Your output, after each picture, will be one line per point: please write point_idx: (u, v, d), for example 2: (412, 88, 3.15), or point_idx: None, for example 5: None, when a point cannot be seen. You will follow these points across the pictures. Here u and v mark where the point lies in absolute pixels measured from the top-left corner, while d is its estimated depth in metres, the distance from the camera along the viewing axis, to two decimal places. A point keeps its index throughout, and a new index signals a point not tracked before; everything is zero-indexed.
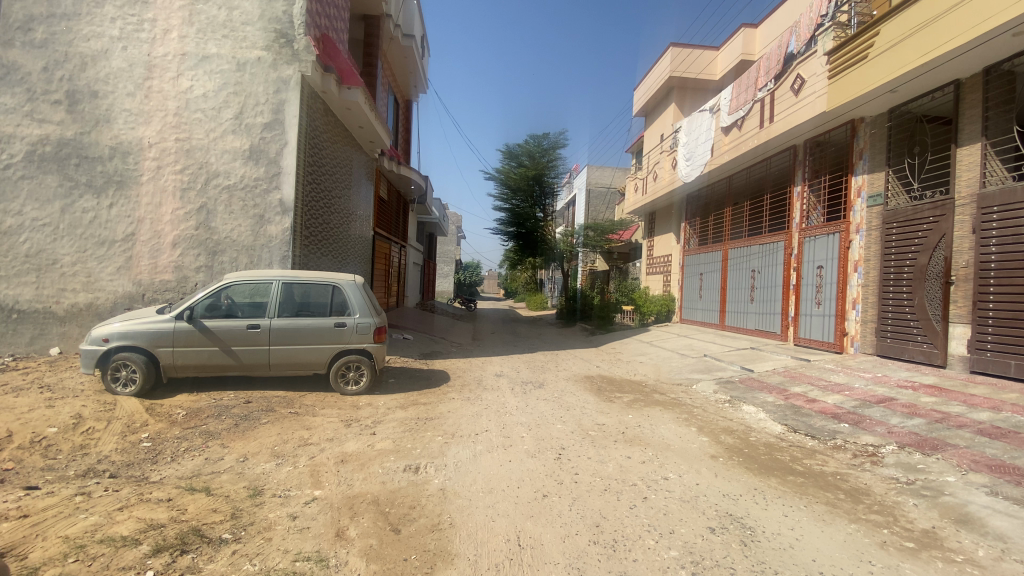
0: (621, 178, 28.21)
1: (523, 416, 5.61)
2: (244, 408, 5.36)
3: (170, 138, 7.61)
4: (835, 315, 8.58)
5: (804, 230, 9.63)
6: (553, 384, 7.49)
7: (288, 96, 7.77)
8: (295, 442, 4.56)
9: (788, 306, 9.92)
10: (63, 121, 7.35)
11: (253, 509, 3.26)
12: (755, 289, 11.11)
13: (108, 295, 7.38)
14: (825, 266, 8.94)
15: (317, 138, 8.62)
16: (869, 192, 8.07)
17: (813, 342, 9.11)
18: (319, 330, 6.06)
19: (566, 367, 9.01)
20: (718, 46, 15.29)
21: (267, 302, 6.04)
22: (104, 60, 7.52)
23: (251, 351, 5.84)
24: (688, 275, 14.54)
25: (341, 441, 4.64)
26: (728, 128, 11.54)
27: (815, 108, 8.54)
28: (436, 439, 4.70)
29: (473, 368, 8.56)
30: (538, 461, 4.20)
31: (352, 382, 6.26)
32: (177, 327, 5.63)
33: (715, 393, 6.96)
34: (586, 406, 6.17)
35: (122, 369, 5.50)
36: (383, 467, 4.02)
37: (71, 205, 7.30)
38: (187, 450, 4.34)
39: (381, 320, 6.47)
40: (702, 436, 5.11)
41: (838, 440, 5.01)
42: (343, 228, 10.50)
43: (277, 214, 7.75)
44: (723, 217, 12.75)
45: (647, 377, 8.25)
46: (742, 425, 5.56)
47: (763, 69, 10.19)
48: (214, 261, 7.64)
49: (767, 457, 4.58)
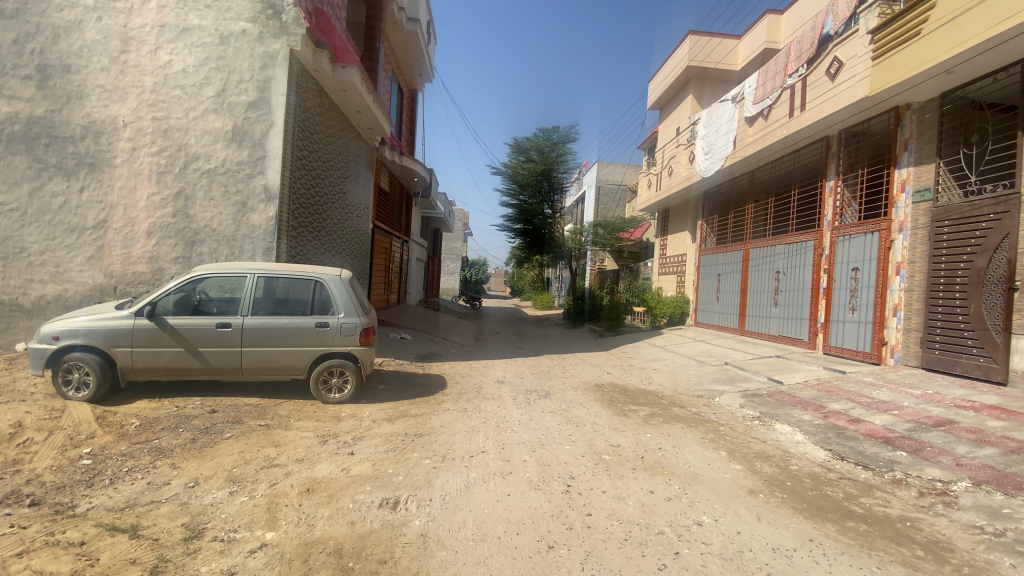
0: (633, 175, 27.33)
1: (526, 433, 4.89)
2: (206, 418, 4.69)
3: (146, 117, 6.97)
4: (873, 322, 7.78)
5: (837, 229, 8.81)
6: (560, 394, 6.75)
7: (275, 73, 7.11)
8: (258, 464, 3.89)
9: (817, 311, 9.13)
10: (33, 98, 6.74)
11: (182, 561, 2.60)
12: (779, 292, 10.31)
13: (77, 287, 6.76)
14: (861, 268, 8.14)
15: (309, 120, 7.93)
16: (915, 187, 7.25)
17: (846, 351, 8.32)
18: (298, 331, 5.38)
19: (574, 374, 8.26)
20: (739, 34, 14.44)
21: (241, 298, 5.36)
22: (77, 32, 6.88)
23: (220, 354, 5.19)
24: (704, 276, 13.75)
25: (312, 462, 3.96)
26: (752, 119, 10.74)
27: (854, 93, 7.75)
28: (423, 463, 4.00)
29: (473, 374, 7.86)
30: (542, 496, 3.49)
31: (335, 390, 5.59)
32: (137, 325, 4.99)
33: (741, 408, 6.23)
34: (597, 421, 5.44)
35: (75, 371, 4.86)
36: (354, 500, 3.31)
37: (40, 188, 6.70)
38: (129, 471, 3.66)
39: (369, 321, 5.77)
40: (735, 463, 4.39)
41: (898, 474, 4.28)
42: (339, 220, 9.85)
43: (260, 202, 7.09)
44: (744, 215, 11.95)
45: (664, 387, 7.49)
46: (780, 451, 4.81)
47: (794, 54, 9.40)
48: (192, 251, 6.98)
49: (816, 493, 3.88)
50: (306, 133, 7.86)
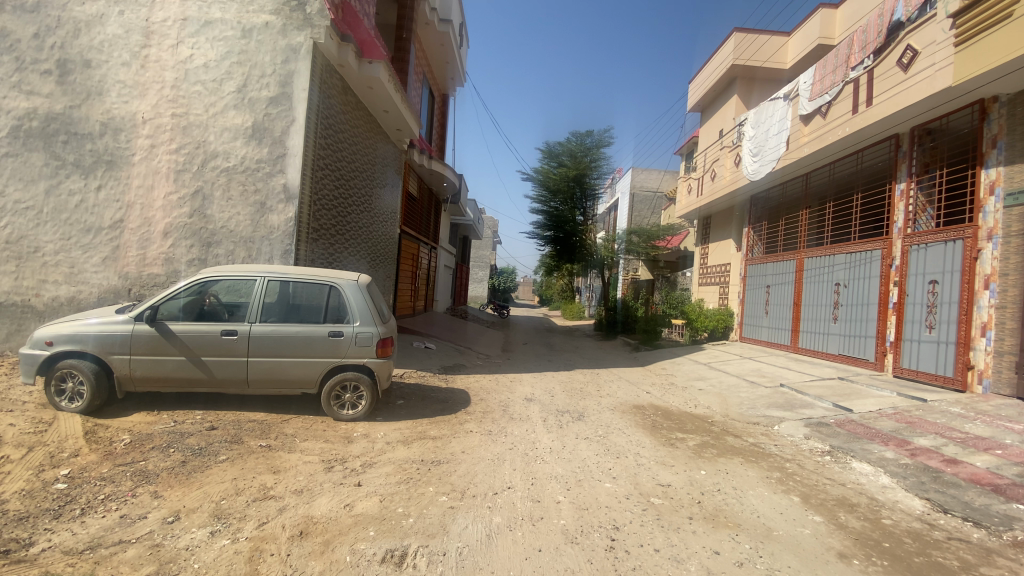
0: (670, 182, 26.27)
1: (560, 466, 4.22)
2: (202, 437, 4.23)
3: (165, 114, 6.72)
4: (955, 342, 6.78)
5: (910, 237, 7.80)
6: (596, 416, 6.04)
7: (298, 67, 6.77)
8: (250, 495, 3.38)
9: (886, 328, 8.13)
10: (53, 94, 6.59)
11: None
12: (840, 306, 9.32)
13: (91, 289, 6.53)
14: (941, 280, 7.12)
15: (332, 117, 7.54)
16: (1007, 189, 6.30)
17: (921, 375, 7.31)
18: (309, 341, 4.89)
19: (610, 394, 7.49)
20: (789, 31, 13.51)
21: (249, 303, 4.92)
22: (99, 26, 6.72)
23: (224, 364, 4.76)
24: (751, 287, 12.75)
25: (312, 495, 3.41)
26: (808, 116, 9.84)
27: (930, 86, 6.86)
28: (438, 501, 3.39)
29: (500, 390, 7.23)
30: (581, 554, 2.84)
31: (348, 407, 5.07)
32: (136, 331, 4.61)
33: (807, 440, 5.41)
34: (641, 452, 4.73)
35: (69, 379, 4.52)
36: (352, 552, 2.73)
37: (57, 186, 6.52)
38: (105, 500, 3.23)
39: (387, 330, 5.22)
40: (814, 514, 3.63)
41: (1020, 534, 3.43)
42: (363, 223, 9.43)
43: (279, 201, 6.73)
44: (798, 222, 10.98)
45: (712, 412, 6.66)
46: (865, 498, 3.99)
47: (858, 44, 8.51)
48: (208, 253, 6.67)
49: (920, 558, 3.11)
50: (329, 131, 7.49)
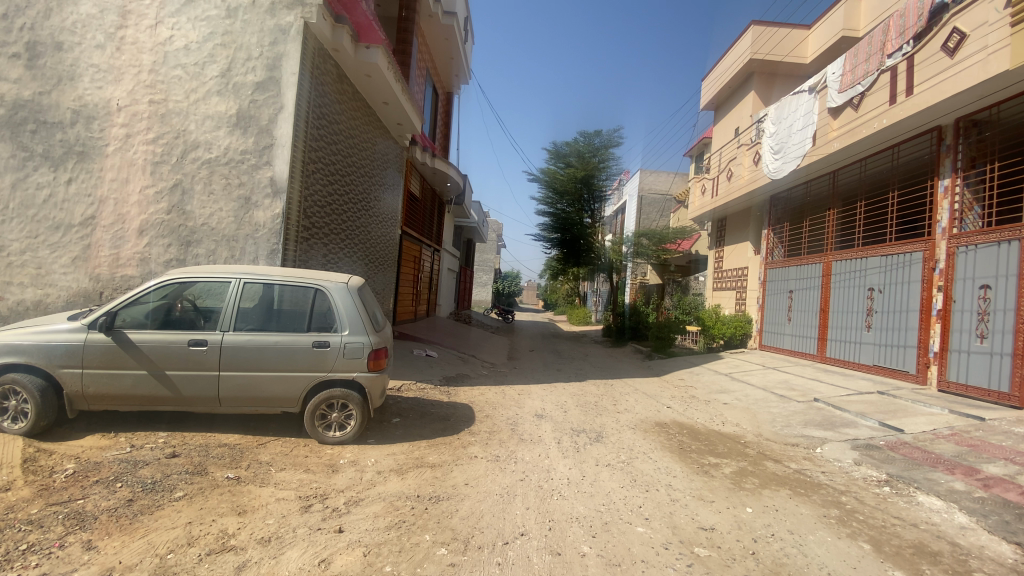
0: (679, 184, 25.81)
1: (580, 503, 3.57)
2: (159, 467, 3.61)
3: (142, 100, 6.15)
4: (1011, 354, 6.09)
5: (955, 238, 7.14)
6: (616, 437, 5.36)
7: (286, 50, 6.20)
8: (205, 546, 2.74)
9: (929, 338, 7.44)
10: (21, 79, 6.02)
11: None
12: (873, 313, 8.66)
13: (59, 293, 5.93)
14: (993, 285, 6.44)
15: (325, 106, 6.94)
16: None
17: (972, 390, 6.63)
18: (290, 352, 4.27)
19: (627, 409, 6.82)
20: (809, 24, 12.88)
21: (222, 309, 4.30)
22: (71, 6, 6.15)
23: (191, 379, 4.14)
24: (772, 293, 12.08)
25: (280, 546, 2.77)
26: (837, 109, 9.17)
27: (983, 70, 6.19)
28: (435, 556, 2.74)
29: (507, 405, 6.58)
30: None
31: (334, 428, 4.43)
32: (89, 340, 4.01)
33: (859, 467, 4.73)
34: (673, 484, 4.07)
35: (11, 397, 3.91)
36: None
37: (24, 179, 5.95)
38: (24, 552, 2.59)
39: (381, 339, 4.58)
40: (892, 567, 2.96)
41: None
42: (361, 222, 8.81)
43: (265, 196, 6.14)
44: (825, 223, 10.33)
45: (743, 431, 5.97)
46: (947, 544, 3.31)
47: (895, 30, 7.88)
48: (187, 253, 6.07)
49: None
50: (323, 121, 6.90)
